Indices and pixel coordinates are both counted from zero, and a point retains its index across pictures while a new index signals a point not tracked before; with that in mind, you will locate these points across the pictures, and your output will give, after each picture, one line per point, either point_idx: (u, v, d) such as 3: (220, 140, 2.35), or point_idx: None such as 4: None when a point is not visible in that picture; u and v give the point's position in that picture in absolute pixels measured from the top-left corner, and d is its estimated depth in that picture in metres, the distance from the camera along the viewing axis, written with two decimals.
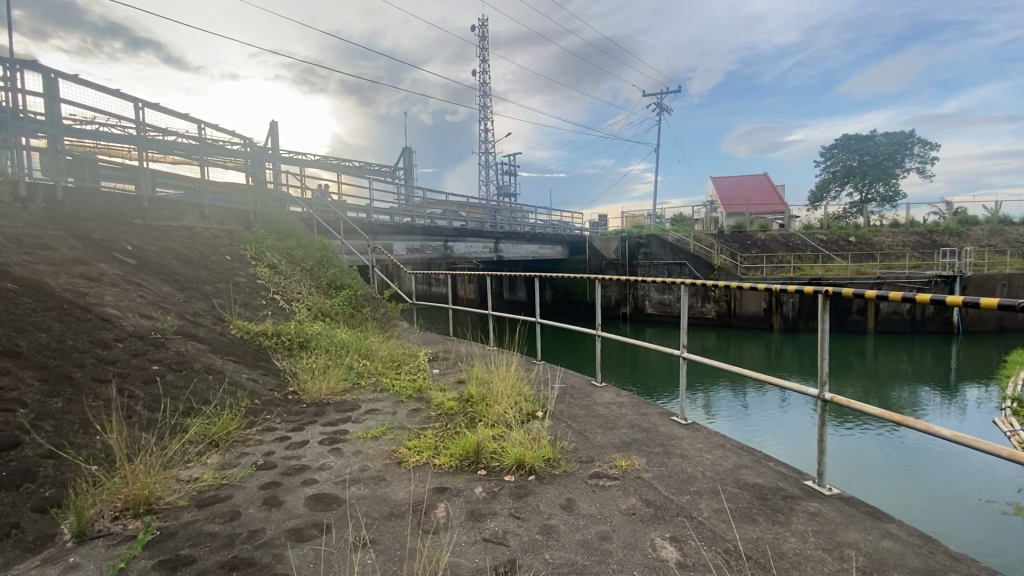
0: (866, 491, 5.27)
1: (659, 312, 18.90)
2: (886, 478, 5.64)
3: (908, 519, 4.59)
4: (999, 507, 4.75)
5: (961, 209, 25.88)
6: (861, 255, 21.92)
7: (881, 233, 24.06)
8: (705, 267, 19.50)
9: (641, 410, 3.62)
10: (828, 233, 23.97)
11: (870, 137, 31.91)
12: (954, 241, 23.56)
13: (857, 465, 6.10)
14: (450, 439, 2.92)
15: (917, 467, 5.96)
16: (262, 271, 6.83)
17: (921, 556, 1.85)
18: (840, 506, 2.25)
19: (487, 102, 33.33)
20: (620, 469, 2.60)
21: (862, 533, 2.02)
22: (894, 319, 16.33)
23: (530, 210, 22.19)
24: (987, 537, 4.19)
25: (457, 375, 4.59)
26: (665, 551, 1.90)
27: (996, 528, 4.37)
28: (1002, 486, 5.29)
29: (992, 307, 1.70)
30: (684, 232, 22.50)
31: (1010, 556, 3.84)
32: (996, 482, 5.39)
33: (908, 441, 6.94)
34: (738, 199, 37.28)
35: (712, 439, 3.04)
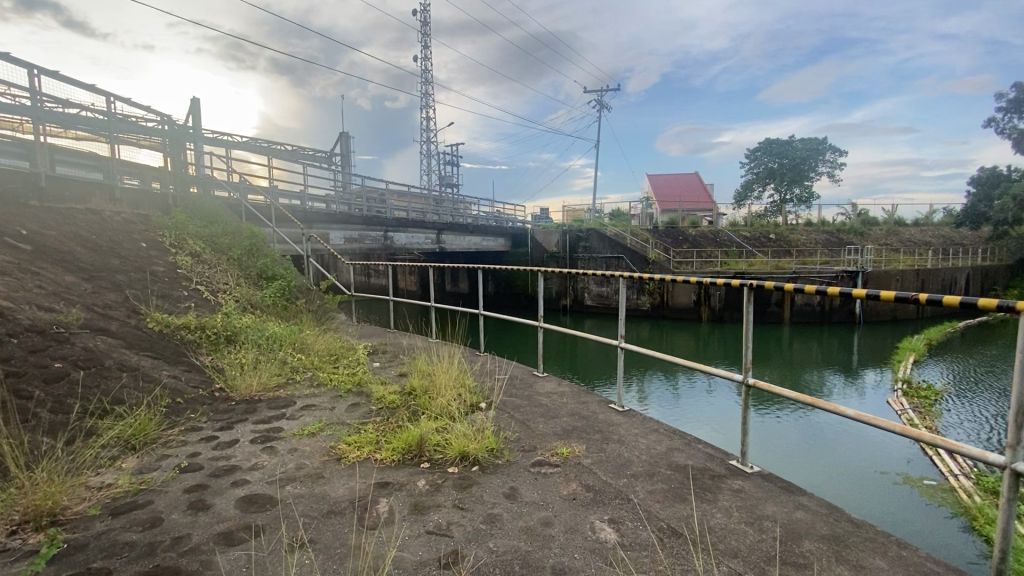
0: (783, 467, 5.75)
1: (598, 304, 19.48)
2: (800, 455, 6.16)
3: (819, 493, 5.06)
4: (891, 478, 5.34)
5: (863, 211, 28.52)
6: (779, 251, 23.69)
7: (797, 231, 26.08)
8: (641, 261, 20.30)
9: (581, 398, 3.73)
10: (752, 230, 25.66)
11: (788, 142, 34.34)
12: (858, 239, 25.98)
13: (777, 444, 6.62)
14: (391, 433, 2.87)
15: (827, 444, 6.56)
16: (183, 260, 6.35)
17: (828, 523, 2.06)
18: (760, 482, 2.44)
19: (429, 90, 32.65)
20: (561, 456, 2.67)
21: (779, 506, 2.21)
22: (807, 310, 17.78)
23: (472, 201, 22.07)
24: (883, 506, 4.70)
25: (399, 368, 4.51)
26: (604, 533, 1.98)
27: (891, 497, 4.89)
28: (896, 459, 5.94)
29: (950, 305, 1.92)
30: (621, 226, 23.27)
31: (904, 525, 4.29)
32: (889, 455, 6.05)
33: (820, 421, 7.60)
34: (671, 196, 39.10)
35: (646, 424, 3.19)
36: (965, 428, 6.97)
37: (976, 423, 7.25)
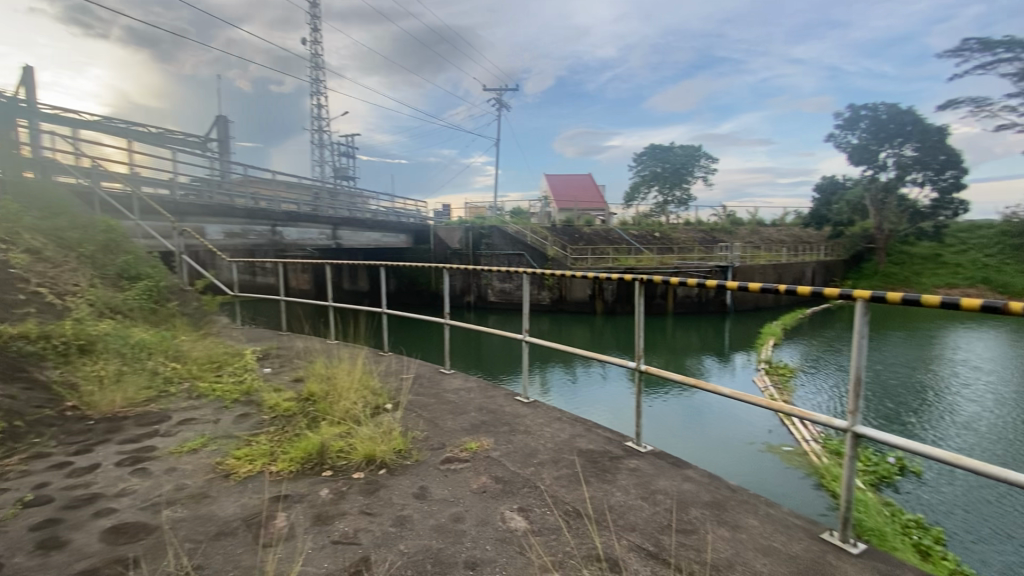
0: (671, 444, 6.31)
1: (501, 300, 19.78)
2: (684, 431, 6.80)
3: (702, 464, 5.63)
4: (757, 446, 6.12)
5: (731, 213, 32.08)
6: (663, 248, 25.82)
7: (677, 230, 28.64)
8: (541, 257, 20.95)
9: (488, 393, 3.77)
10: (639, 229, 27.70)
11: (669, 148, 37.50)
12: (727, 238, 29.17)
13: (665, 423, 7.24)
14: (288, 443, 2.68)
15: (706, 421, 7.31)
16: (16, 257, 5.35)
17: (710, 491, 2.31)
18: (653, 459, 2.67)
19: (320, 76, 30.75)
20: (470, 452, 2.69)
21: (669, 479, 2.43)
22: (687, 301, 19.61)
23: (370, 195, 21.22)
24: (753, 471, 5.37)
25: (294, 372, 4.21)
26: (513, 522, 2.03)
27: (759, 463, 5.60)
28: (760, 429, 6.80)
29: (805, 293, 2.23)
30: (522, 224, 23.84)
31: (769, 486, 4.94)
32: (755, 427, 6.91)
33: (700, 400, 8.45)
34: (567, 195, 40.83)
35: (551, 414, 3.32)
36: (813, 400, 8.19)
37: (821, 395, 8.54)
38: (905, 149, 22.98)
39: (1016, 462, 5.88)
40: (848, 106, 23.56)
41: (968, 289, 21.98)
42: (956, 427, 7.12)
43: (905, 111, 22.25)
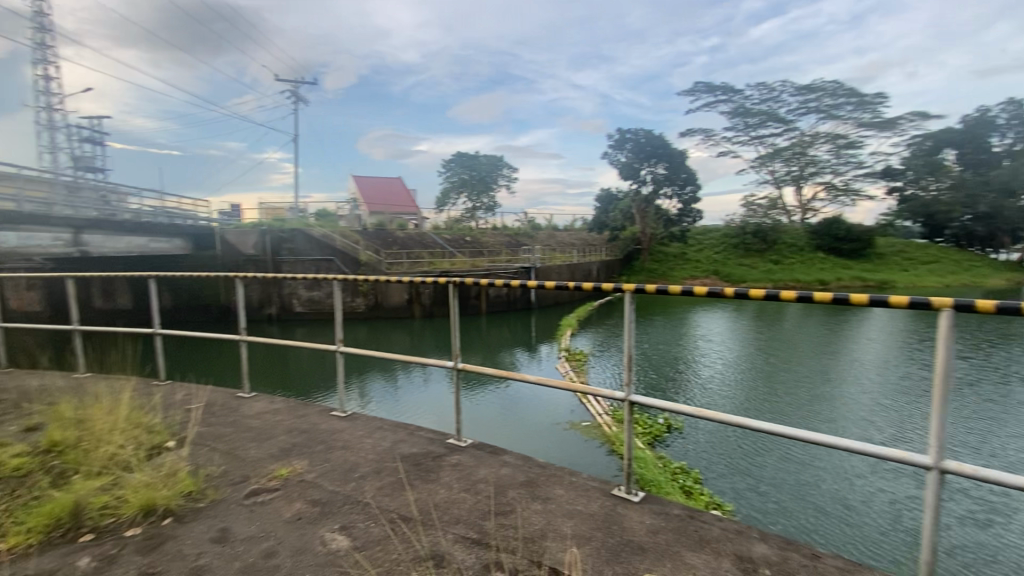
0: (491, 434, 6.69)
1: (310, 310, 18.21)
2: (502, 421, 7.29)
3: (520, 448, 6.11)
4: (562, 425, 6.93)
5: (532, 218, 35.24)
6: (474, 252, 27.03)
7: (487, 234, 30.30)
8: (352, 262, 19.91)
9: (299, 412, 3.47)
10: (452, 233, 28.52)
11: (476, 156, 39.35)
12: (530, 241, 31.95)
13: (485, 416, 7.64)
14: (19, 511, 2.07)
15: (520, 409, 7.96)
16: None
17: (524, 472, 2.55)
18: (474, 452, 2.81)
19: (45, 40, 24.11)
20: (280, 479, 2.46)
21: (489, 468, 2.60)
22: (499, 300, 20.89)
23: (131, 193, 17.45)
24: (562, 446, 6.05)
25: (24, 421, 3.24)
26: (335, 542, 1.94)
27: (565, 440, 6.31)
28: (564, 409, 7.71)
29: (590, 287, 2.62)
30: (329, 227, 22.37)
31: (574, 459, 5.62)
32: (561, 408, 7.80)
33: (514, 391, 9.12)
34: (378, 199, 39.72)
35: (371, 424, 3.23)
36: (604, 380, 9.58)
37: (610, 375, 10.05)
38: (658, 168, 28.21)
39: (737, 410, 7.81)
40: (617, 130, 27.88)
41: (705, 279, 28.30)
42: (701, 389, 9.07)
43: (658, 136, 27.26)
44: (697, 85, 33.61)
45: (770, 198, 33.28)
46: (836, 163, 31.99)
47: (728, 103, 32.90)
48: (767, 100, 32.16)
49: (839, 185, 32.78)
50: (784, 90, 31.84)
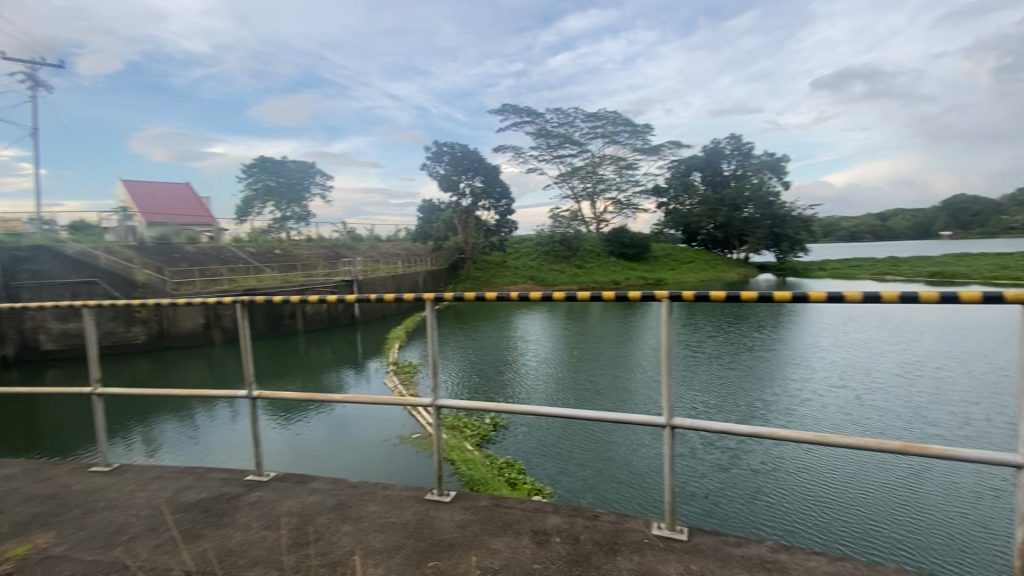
0: (322, 465, 6.40)
1: (63, 346, 14.48)
2: (327, 448, 6.92)
3: (358, 475, 6.05)
4: (393, 441, 7.02)
5: (352, 228, 33.47)
6: (286, 266, 24.62)
7: (300, 246, 27.87)
8: (125, 284, 16.57)
9: (40, 476, 2.76)
10: (257, 246, 25.55)
11: (282, 162, 35.69)
12: (350, 252, 30.35)
13: (308, 445, 7.15)
14: None
15: (347, 432, 7.64)
16: None
17: (334, 496, 2.47)
18: (278, 485, 2.61)
19: None
20: (8, 563, 1.94)
21: (294, 499, 2.44)
22: (318, 317, 19.23)
23: None
24: (401, 465, 6.22)
25: None
26: None
27: (399, 456, 6.53)
28: (394, 426, 7.72)
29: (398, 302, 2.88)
30: (87, 242, 18.04)
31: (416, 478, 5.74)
32: (391, 424, 7.86)
33: (340, 414, 8.65)
34: (157, 207, 33.36)
35: (147, 474, 2.74)
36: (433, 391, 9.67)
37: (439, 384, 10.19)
38: (476, 180, 29.55)
39: (555, 402, 8.62)
40: (433, 142, 28.27)
41: (523, 285, 30.53)
42: (522, 387, 9.73)
43: (472, 151, 28.46)
44: (504, 106, 36.12)
45: (572, 211, 37.43)
46: (621, 181, 37.58)
47: (532, 124, 36.11)
48: (565, 124, 36.23)
49: (624, 199, 38.55)
50: (578, 116, 36.26)
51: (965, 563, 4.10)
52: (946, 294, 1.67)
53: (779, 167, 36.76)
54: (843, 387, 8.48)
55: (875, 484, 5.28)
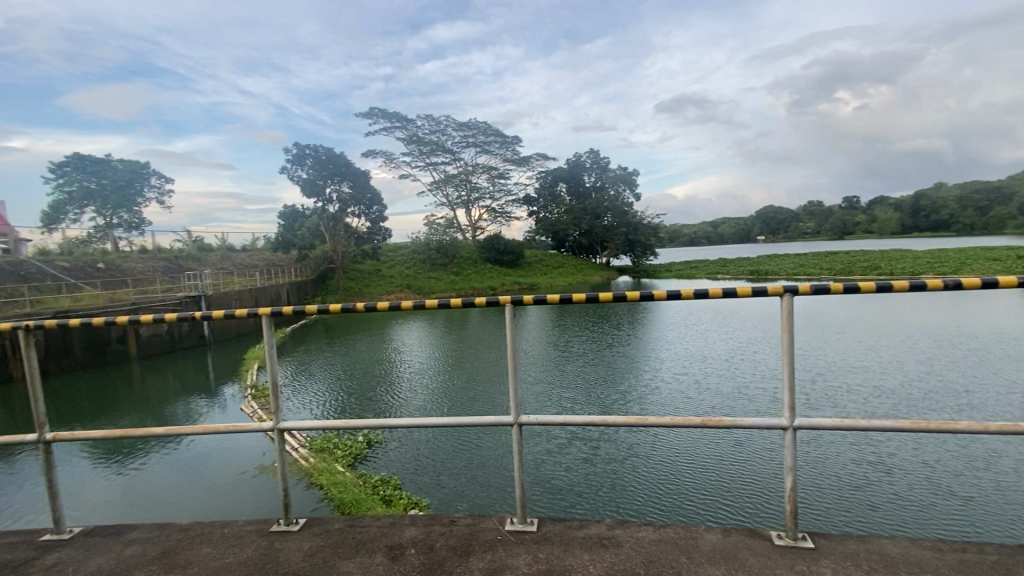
0: (171, 509, 5.77)
1: None
2: (173, 493, 6.15)
3: (215, 514, 5.56)
4: (252, 473, 6.56)
5: (198, 238, 29.21)
6: (112, 282, 20.92)
7: (132, 259, 23.87)
8: None
9: None
10: (71, 259, 21.33)
11: (103, 160, 28.38)
12: (198, 264, 26.74)
13: (148, 491, 6.29)
14: None
15: (196, 469, 6.85)
16: None
17: (160, 543, 2.20)
18: (85, 541, 2.23)
19: None
20: None
21: (106, 554, 2.12)
22: (155, 340, 16.45)
23: None
24: (266, 498, 5.84)
25: None
26: None
27: (258, 488, 6.11)
28: (254, 456, 7.15)
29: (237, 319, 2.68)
30: None
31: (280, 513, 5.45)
32: (250, 453, 7.28)
33: (187, 449, 7.67)
34: None
35: None
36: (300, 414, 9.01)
37: (307, 405, 9.51)
38: (342, 186, 28.15)
39: (434, 411, 8.57)
40: (294, 143, 26.21)
41: (399, 294, 29.73)
42: (398, 400, 9.48)
43: (338, 155, 27.04)
44: (372, 109, 35.00)
45: (447, 218, 37.47)
46: (493, 189, 38.64)
47: (402, 130, 35.48)
48: (436, 132, 36.23)
49: (497, 207, 39.62)
50: (448, 124, 36.51)
51: (773, 515, 4.92)
52: (727, 291, 2.01)
53: (631, 180, 40.89)
54: (686, 374, 9.67)
55: (707, 458, 6.08)
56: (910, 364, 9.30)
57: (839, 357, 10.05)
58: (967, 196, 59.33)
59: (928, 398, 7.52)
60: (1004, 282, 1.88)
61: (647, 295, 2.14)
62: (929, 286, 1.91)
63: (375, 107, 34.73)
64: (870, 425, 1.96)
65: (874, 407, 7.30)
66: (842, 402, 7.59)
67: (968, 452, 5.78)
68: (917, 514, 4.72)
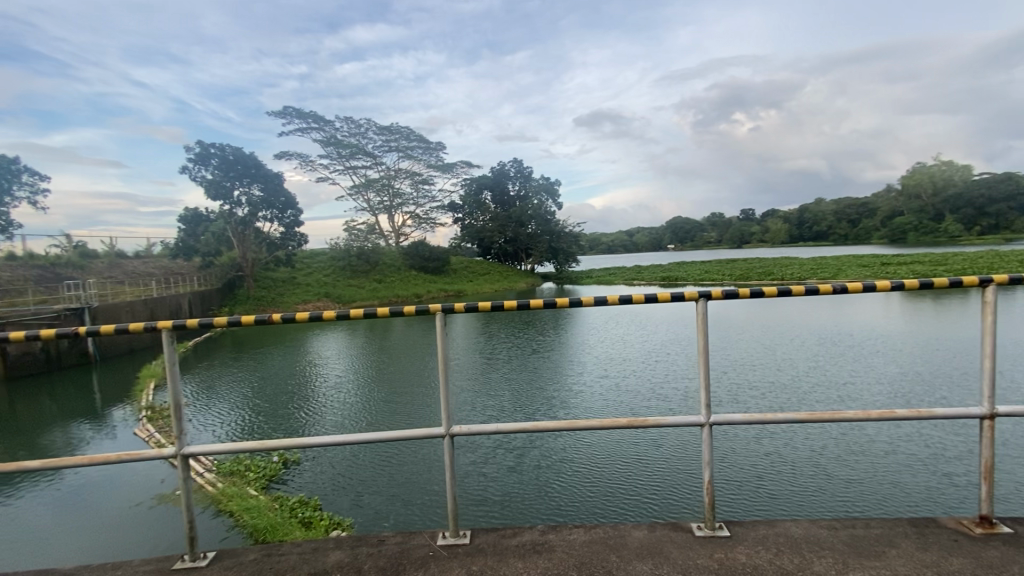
0: (46, 553, 5.01)
1: None
2: (49, 535, 5.37)
3: (105, 555, 4.91)
4: (148, 504, 5.89)
5: (79, 243, 25.42)
6: None
7: None
8: None
9: None
10: None
11: None
12: (79, 273, 23.40)
13: (15, 534, 5.44)
14: None
15: (79, 504, 6.03)
16: None
17: None
18: None
19: None
20: None
21: None
22: (27, 359, 14.22)
23: None
24: (167, 531, 5.25)
25: None
26: None
27: (155, 521, 5.49)
28: (150, 485, 6.43)
29: (130, 335, 2.40)
30: None
31: (182, 547, 4.95)
32: (146, 482, 6.54)
33: (67, 482, 6.73)
34: None
35: None
36: (208, 436, 8.29)
37: (215, 426, 8.75)
38: (252, 188, 26.40)
39: (359, 425, 8.23)
40: (197, 141, 24.11)
41: (317, 304, 28.23)
42: (317, 415, 8.99)
43: (248, 155, 25.29)
44: (286, 108, 33.10)
45: (369, 224, 36.25)
46: (417, 195, 38.00)
47: (320, 132, 33.90)
48: (356, 134, 35.02)
49: (421, 214, 39.00)
50: (369, 128, 35.45)
51: (691, 507, 5.24)
52: (650, 295, 2.12)
53: (554, 190, 42.10)
54: (608, 376, 10.08)
55: (629, 457, 6.35)
56: (801, 361, 10.36)
57: (742, 356, 10.95)
58: (841, 211, 67.43)
59: (816, 391, 8.42)
60: (878, 288, 2.15)
61: (575, 301, 2.19)
62: (820, 291, 2.13)
63: (289, 105, 32.88)
64: (774, 418, 2.14)
65: (773, 401, 8.05)
66: (746, 397, 8.27)
67: (849, 437, 6.52)
68: (810, 497, 5.24)
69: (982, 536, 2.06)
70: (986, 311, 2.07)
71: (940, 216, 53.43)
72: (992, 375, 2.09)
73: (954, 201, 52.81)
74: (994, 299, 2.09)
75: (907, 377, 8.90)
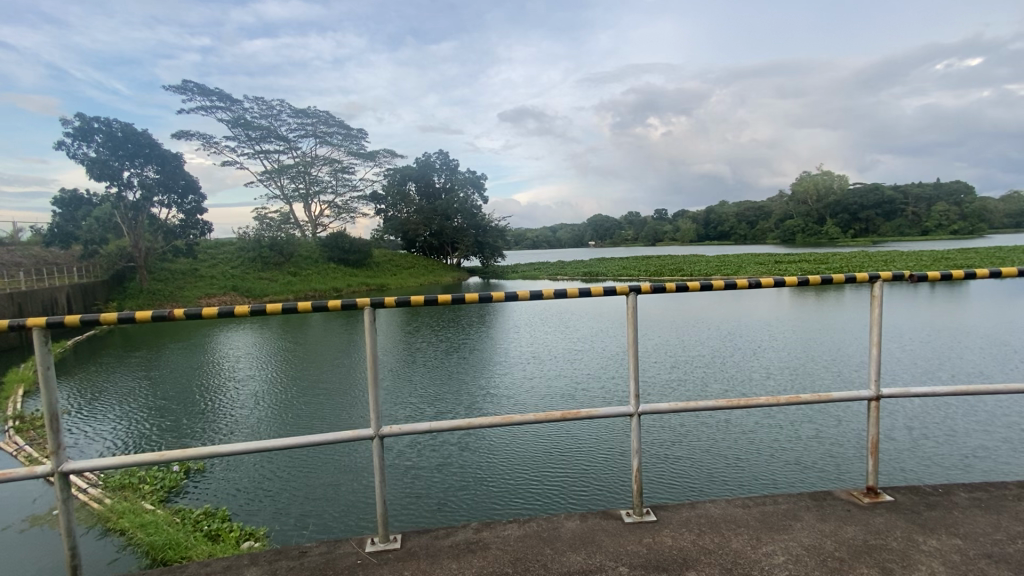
0: None
1: None
2: None
3: None
4: (16, 527, 5.12)
5: None
6: None
7: None
8: None
9: None
10: None
11: None
12: None
13: None
14: None
15: None
16: None
17: None
18: None
19: None
20: None
21: None
22: None
23: None
24: (44, 555, 4.61)
25: None
26: None
27: (27, 545, 4.79)
28: (18, 505, 5.60)
29: None
30: None
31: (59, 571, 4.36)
32: (9, 503, 5.67)
33: None
34: None
35: None
36: (96, 448, 7.33)
37: (104, 437, 7.76)
38: (147, 170, 23.80)
39: (276, 429, 7.74)
40: (77, 114, 21.16)
41: (224, 297, 26.08)
42: (226, 420, 8.30)
43: (141, 132, 22.67)
44: (185, 83, 30.06)
45: (282, 213, 34.09)
46: (336, 184, 36.26)
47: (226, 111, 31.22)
48: (267, 116, 32.63)
49: (340, 204, 37.32)
50: (282, 110, 33.21)
51: (616, 496, 5.47)
52: (582, 290, 2.12)
53: (479, 184, 42.18)
54: (533, 373, 10.28)
55: (555, 451, 6.49)
56: (706, 353, 11.24)
57: (655, 350, 11.66)
58: (742, 213, 73.87)
59: (720, 381, 9.17)
60: (785, 284, 2.32)
61: (510, 295, 2.15)
62: (738, 286, 2.25)
63: (189, 80, 29.94)
64: (696, 404, 2.26)
65: (683, 392, 8.65)
66: (661, 390, 8.83)
67: (749, 425, 7.12)
68: (720, 480, 5.66)
69: (870, 505, 2.32)
70: (874, 304, 2.30)
71: (822, 220, 60.17)
72: (877, 361, 2.33)
73: (834, 207, 59.76)
74: (879, 294, 2.32)
75: (795, 366, 9.95)
